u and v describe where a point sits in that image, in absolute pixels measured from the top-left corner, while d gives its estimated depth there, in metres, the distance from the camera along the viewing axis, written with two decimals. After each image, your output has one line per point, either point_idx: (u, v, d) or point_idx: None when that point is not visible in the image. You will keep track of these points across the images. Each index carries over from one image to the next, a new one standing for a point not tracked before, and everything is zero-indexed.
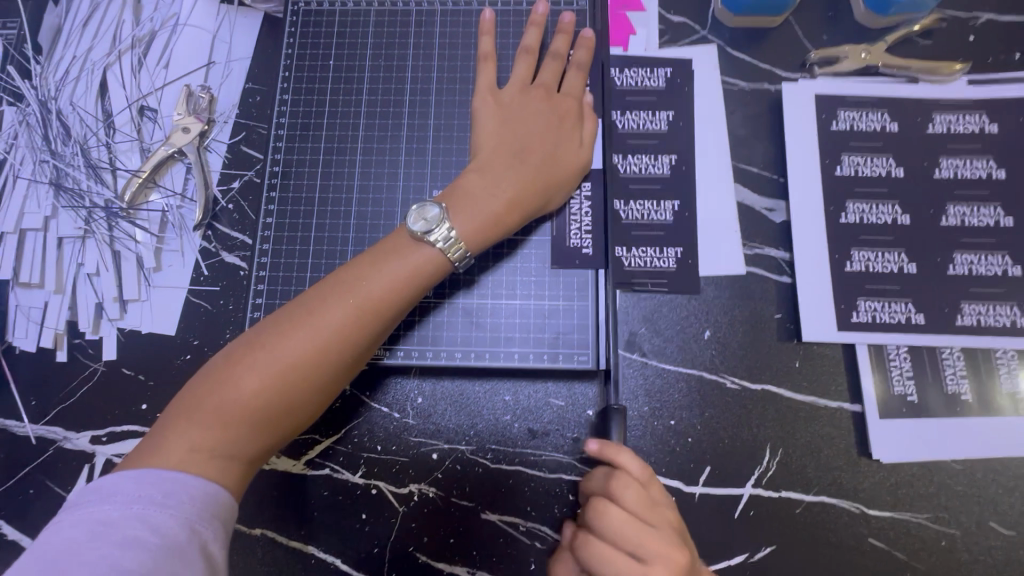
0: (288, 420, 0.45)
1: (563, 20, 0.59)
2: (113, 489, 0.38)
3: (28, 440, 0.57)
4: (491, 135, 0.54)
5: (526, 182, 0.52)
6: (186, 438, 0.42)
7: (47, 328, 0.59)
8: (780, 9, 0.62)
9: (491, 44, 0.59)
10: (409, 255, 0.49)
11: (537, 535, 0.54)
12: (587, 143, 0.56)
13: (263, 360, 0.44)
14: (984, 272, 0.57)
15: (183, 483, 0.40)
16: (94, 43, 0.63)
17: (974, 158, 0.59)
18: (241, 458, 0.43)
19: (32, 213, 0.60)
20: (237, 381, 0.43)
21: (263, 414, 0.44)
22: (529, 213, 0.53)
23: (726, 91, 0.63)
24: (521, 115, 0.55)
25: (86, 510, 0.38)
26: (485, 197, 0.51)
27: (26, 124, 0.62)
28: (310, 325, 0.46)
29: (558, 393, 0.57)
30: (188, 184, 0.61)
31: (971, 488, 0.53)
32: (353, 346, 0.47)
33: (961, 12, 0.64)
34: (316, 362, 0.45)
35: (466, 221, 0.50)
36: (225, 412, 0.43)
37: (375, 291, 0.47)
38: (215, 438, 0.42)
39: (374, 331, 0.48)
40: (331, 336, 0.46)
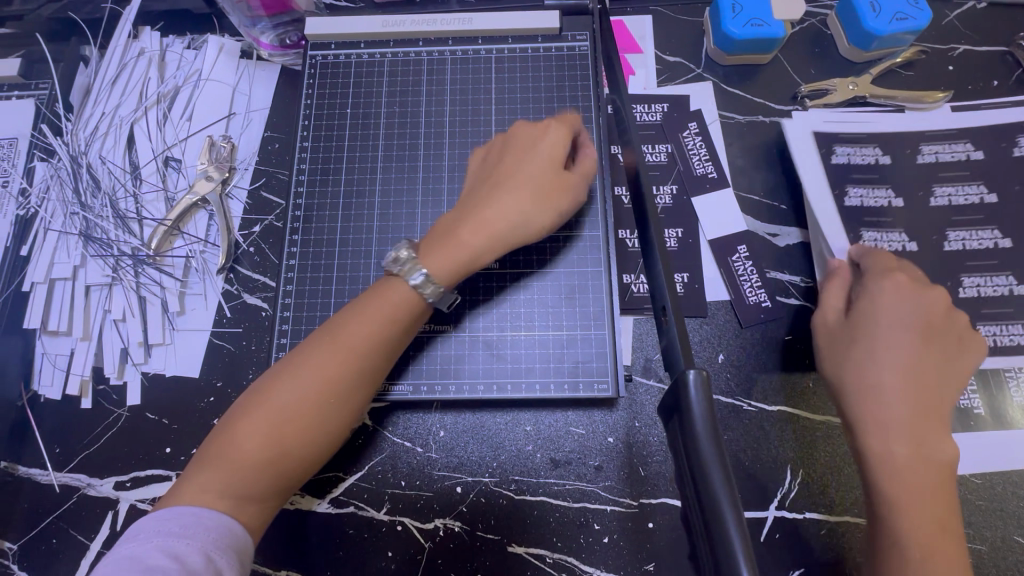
0: (288, 466, 0.45)
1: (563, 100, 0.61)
2: (141, 528, 0.41)
3: (52, 489, 0.57)
4: (474, 180, 0.55)
5: (498, 213, 0.51)
6: (194, 484, 0.43)
7: (73, 375, 0.60)
8: (770, 47, 0.66)
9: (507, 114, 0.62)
10: (392, 296, 0.49)
11: (564, 567, 0.54)
12: (576, 172, 0.54)
13: (257, 409, 0.45)
14: (993, 292, 0.59)
15: (200, 516, 0.41)
16: (121, 100, 0.67)
17: (967, 183, 0.62)
18: (251, 499, 0.44)
19: (61, 263, 0.62)
20: (233, 429, 0.44)
21: (261, 459, 0.44)
22: (501, 242, 0.52)
23: (724, 125, 0.67)
24: (509, 147, 0.56)
25: (121, 547, 0.40)
26: (454, 233, 0.51)
27: (58, 178, 0.64)
28: (303, 370, 0.46)
29: (578, 421, 0.58)
30: (211, 229, 0.64)
31: (992, 503, 0.54)
32: (346, 388, 0.47)
33: (939, 44, 0.68)
34: (310, 406, 0.45)
35: (432, 260, 0.50)
36: (227, 456, 0.44)
37: (362, 333, 0.48)
38: (223, 482, 0.43)
39: (365, 372, 0.48)
40: (322, 380, 0.46)
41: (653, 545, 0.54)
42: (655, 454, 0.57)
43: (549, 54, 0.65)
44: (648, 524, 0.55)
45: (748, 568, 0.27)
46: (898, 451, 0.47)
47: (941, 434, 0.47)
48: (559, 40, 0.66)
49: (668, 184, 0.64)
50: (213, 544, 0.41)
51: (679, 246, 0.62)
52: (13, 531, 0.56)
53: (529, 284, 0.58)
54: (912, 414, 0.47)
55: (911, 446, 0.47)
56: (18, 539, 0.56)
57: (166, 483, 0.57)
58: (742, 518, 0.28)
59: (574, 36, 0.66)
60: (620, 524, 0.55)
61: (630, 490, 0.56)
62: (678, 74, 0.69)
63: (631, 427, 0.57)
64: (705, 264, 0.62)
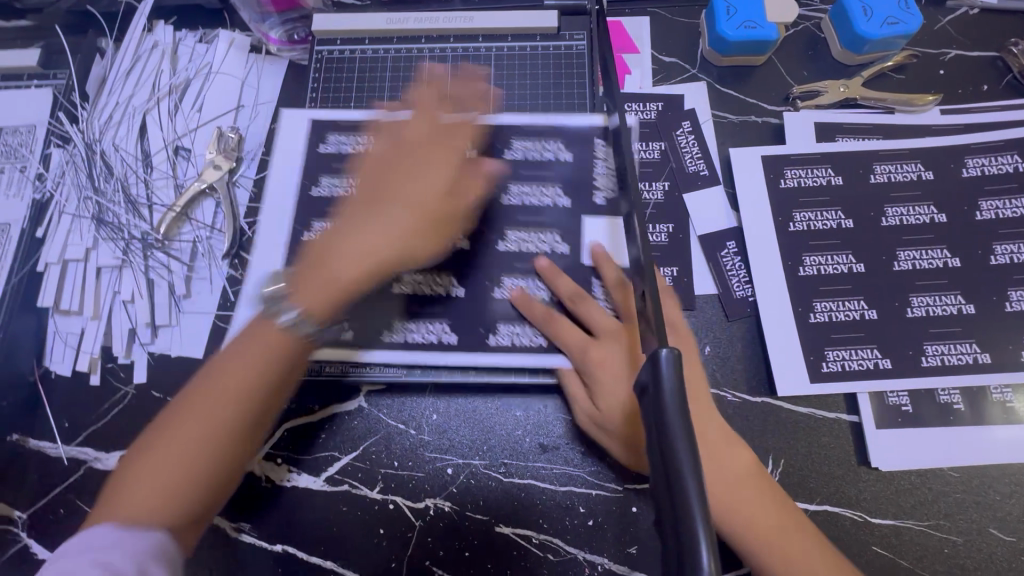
0: (203, 478, 0.44)
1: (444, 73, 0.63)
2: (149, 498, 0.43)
3: (61, 461, 0.60)
4: (376, 176, 0.55)
5: (403, 215, 0.52)
6: (122, 498, 0.42)
7: (83, 353, 0.62)
8: (763, 49, 0.67)
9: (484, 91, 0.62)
10: (330, 273, 0.49)
11: (549, 548, 0.56)
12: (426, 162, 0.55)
13: (204, 418, 0.44)
14: (940, 312, 0.59)
15: (134, 529, 0.41)
16: (135, 91, 0.69)
17: (917, 204, 0.63)
18: (176, 514, 0.43)
19: (74, 246, 0.64)
20: (168, 443, 0.43)
21: (193, 469, 0.43)
22: (427, 240, 0.53)
23: (717, 124, 0.68)
24: (406, 153, 0.56)
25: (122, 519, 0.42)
26: (381, 225, 0.51)
27: (73, 164, 0.67)
28: (251, 347, 0.46)
29: (567, 408, 0.60)
30: (217, 216, 0.66)
31: (968, 496, 0.55)
32: (260, 399, 0.45)
33: (931, 48, 0.70)
34: (239, 399, 0.44)
35: (356, 245, 0.50)
36: (149, 470, 0.43)
37: (233, 346, 0.46)
38: (155, 492, 0.42)
39: (313, 340, 0.48)
40: (185, 396, 0.45)
41: (636, 529, 0.56)
42: None
43: (548, 52, 0.67)
44: (632, 508, 0.56)
45: (703, 532, 0.29)
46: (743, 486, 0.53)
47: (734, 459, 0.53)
48: (557, 39, 0.68)
49: (660, 180, 0.66)
50: (159, 551, 0.41)
51: (669, 240, 0.64)
52: (23, 500, 0.59)
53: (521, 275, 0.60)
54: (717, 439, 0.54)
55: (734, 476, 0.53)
56: (28, 508, 0.58)
57: None
58: (701, 481, 0.30)
59: (572, 36, 0.68)
60: (605, 508, 0.57)
61: (615, 476, 0.57)
62: (673, 74, 0.71)
63: None
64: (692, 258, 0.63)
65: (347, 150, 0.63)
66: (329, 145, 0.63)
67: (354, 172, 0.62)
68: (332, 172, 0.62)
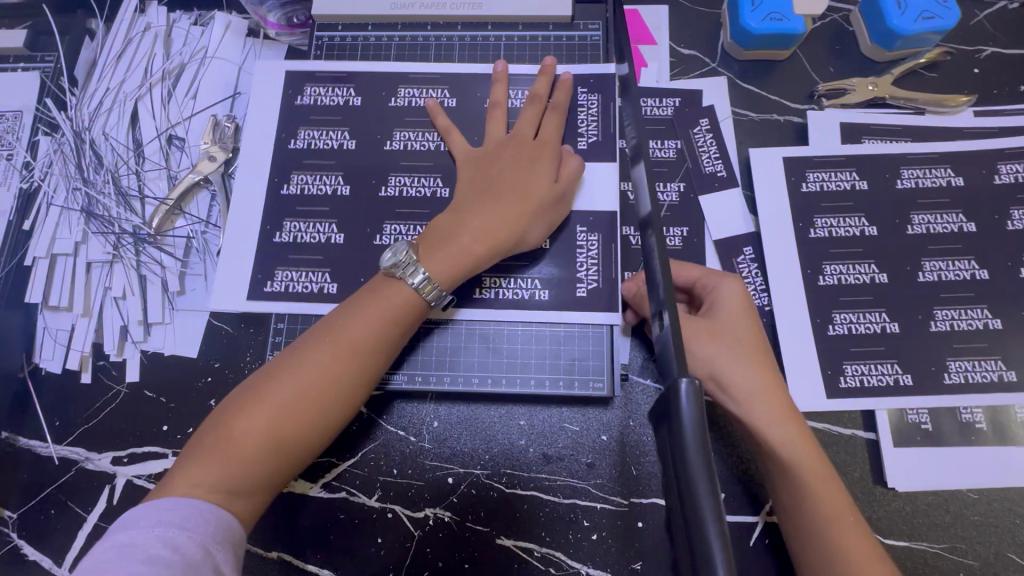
0: (285, 456, 0.45)
1: (545, 65, 0.60)
2: (139, 515, 0.41)
3: (51, 461, 0.58)
4: (471, 178, 0.56)
5: (500, 216, 0.52)
6: (186, 478, 0.43)
7: (73, 350, 0.60)
8: (788, 43, 0.64)
9: (502, 90, 0.60)
10: (389, 292, 0.50)
11: (552, 561, 0.54)
12: (564, 178, 0.55)
13: (280, 400, 0.45)
14: (966, 327, 0.57)
15: (196, 505, 0.42)
16: (126, 76, 0.66)
17: (945, 211, 0.60)
18: (241, 492, 0.44)
19: (63, 239, 0.62)
20: (243, 424, 0.44)
21: (267, 450, 0.44)
22: (503, 248, 0.53)
23: (737, 122, 0.65)
24: (497, 163, 0.55)
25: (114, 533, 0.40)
26: (456, 233, 0.52)
27: (61, 153, 0.64)
28: (327, 347, 0.47)
29: (573, 418, 0.58)
30: (212, 210, 0.63)
31: (987, 519, 0.53)
32: (349, 385, 0.48)
33: (967, 45, 0.66)
34: (307, 404, 0.46)
35: (437, 259, 0.50)
36: (222, 449, 0.44)
37: (364, 331, 0.48)
38: (214, 474, 0.43)
39: (371, 355, 0.49)
40: (327, 376, 0.47)
41: (641, 544, 0.54)
42: (647, 454, 0.56)
43: (561, 42, 0.64)
44: (638, 523, 0.55)
45: None
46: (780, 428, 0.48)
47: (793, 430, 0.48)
48: (571, 29, 0.64)
49: (675, 181, 0.62)
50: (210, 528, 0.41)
51: (683, 245, 0.61)
52: (12, 501, 0.57)
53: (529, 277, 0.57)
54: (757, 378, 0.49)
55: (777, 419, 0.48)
56: (18, 508, 0.57)
57: (162, 461, 0.58)
58: (726, 533, 0.28)
59: (586, 25, 0.64)
60: (609, 522, 0.55)
61: (621, 489, 0.56)
62: (692, 67, 0.67)
63: (625, 427, 0.57)
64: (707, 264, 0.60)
65: (318, 145, 0.62)
66: (300, 140, 0.62)
67: (326, 167, 0.61)
68: (303, 168, 0.61)
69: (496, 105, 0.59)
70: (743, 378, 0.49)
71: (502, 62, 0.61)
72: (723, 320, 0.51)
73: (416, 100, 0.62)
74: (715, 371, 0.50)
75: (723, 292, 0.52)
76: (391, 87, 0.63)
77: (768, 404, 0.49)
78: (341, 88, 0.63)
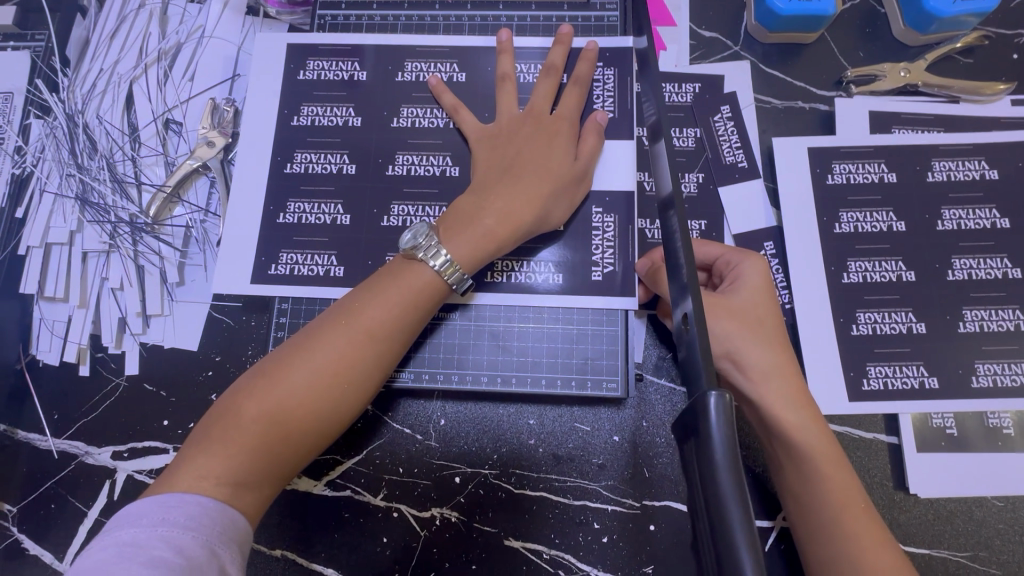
0: (294, 446, 0.44)
1: (559, 34, 0.57)
2: (139, 512, 0.39)
3: (51, 455, 0.57)
4: (488, 156, 0.54)
5: (521, 197, 0.51)
6: (192, 469, 0.41)
7: (70, 342, 0.58)
8: (817, 25, 0.60)
9: (509, 61, 0.57)
10: (407, 278, 0.48)
11: (561, 564, 0.53)
12: (584, 156, 0.54)
13: (289, 388, 0.43)
14: (996, 328, 0.54)
15: (203, 505, 0.40)
16: (120, 56, 0.63)
17: (977, 206, 0.57)
18: (250, 486, 0.42)
19: (57, 228, 0.60)
20: (251, 411, 0.43)
21: (276, 439, 0.43)
22: (526, 230, 0.51)
23: (760, 109, 0.62)
24: (515, 139, 0.53)
25: (112, 533, 0.38)
26: (477, 216, 0.50)
27: (54, 137, 0.62)
28: (338, 334, 0.46)
29: (584, 417, 0.56)
30: (212, 198, 0.61)
31: (1011, 527, 0.51)
32: (361, 374, 0.46)
33: (1006, 29, 0.62)
34: (320, 392, 0.44)
35: (459, 243, 0.49)
36: (230, 439, 0.42)
37: (377, 318, 0.47)
38: (222, 464, 0.41)
39: (384, 341, 0.47)
40: (338, 364, 0.45)
41: (653, 548, 0.53)
42: (661, 456, 0.55)
43: (575, 23, 0.61)
44: (649, 526, 0.53)
45: None
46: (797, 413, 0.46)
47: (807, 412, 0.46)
48: (587, 9, 0.61)
49: (694, 171, 0.60)
50: (216, 532, 0.39)
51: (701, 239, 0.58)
52: (12, 495, 0.56)
53: (541, 273, 0.55)
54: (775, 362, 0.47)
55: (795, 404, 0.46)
56: (18, 503, 0.56)
57: (163, 456, 0.56)
58: (759, 556, 0.26)
59: (603, 5, 0.61)
60: (621, 524, 0.53)
61: (632, 491, 0.54)
62: (713, 50, 0.64)
63: (638, 428, 0.55)
64: None
65: (322, 123, 0.59)
66: (304, 117, 0.59)
67: (330, 144, 0.58)
68: (306, 147, 0.58)
69: (506, 77, 0.56)
70: (756, 358, 0.47)
71: (505, 29, 0.58)
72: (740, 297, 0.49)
73: (423, 74, 0.60)
74: (733, 351, 0.47)
75: (749, 271, 0.50)
76: (398, 61, 0.60)
77: (783, 383, 0.47)
78: (347, 62, 0.60)
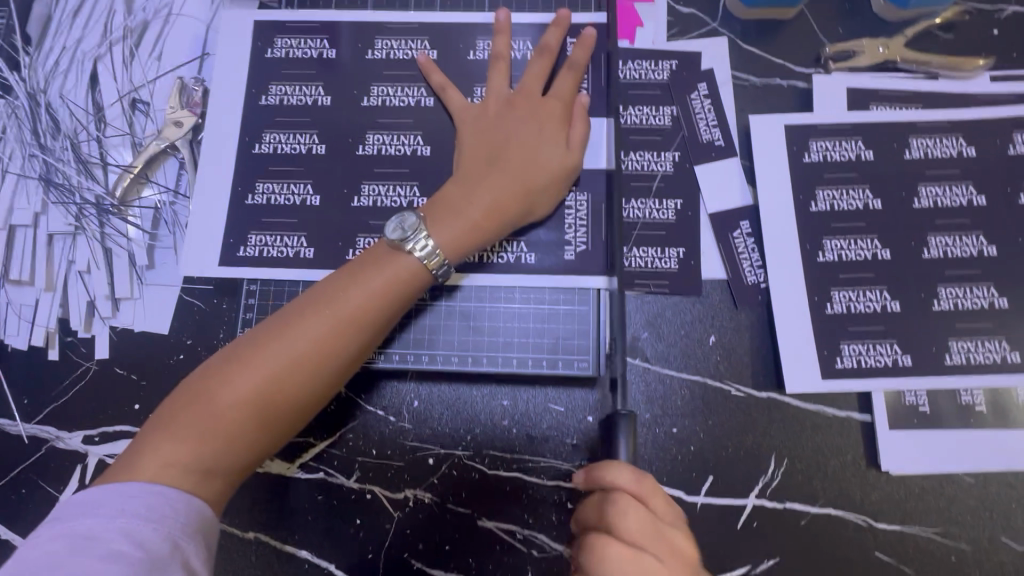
0: (268, 432, 0.44)
1: (558, 15, 0.56)
2: (97, 501, 0.38)
3: (20, 439, 0.56)
4: (472, 140, 0.53)
5: (507, 188, 0.50)
6: (158, 454, 0.40)
7: (38, 326, 0.58)
8: (795, 0, 0.59)
9: (506, 42, 0.56)
10: (387, 266, 0.47)
11: (534, 543, 0.53)
12: (574, 146, 0.53)
13: (263, 375, 0.43)
14: (970, 306, 0.54)
15: (164, 494, 0.39)
16: (84, 34, 0.62)
17: (953, 184, 0.56)
18: (217, 473, 0.42)
19: (21, 210, 0.59)
20: (221, 398, 0.42)
21: (248, 425, 0.43)
22: (510, 220, 0.51)
23: (737, 87, 0.61)
24: (501, 124, 0.53)
25: (66, 525, 0.37)
26: (462, 206, 0.50)
27: (17, 117, 0.60)
28: (317, 320, 0.45)
29: (558, 398, 0.55)
30: (181, 179, 0.60)
31: (982, 503, 0.52)
32: (339, 362, 0.46)
33: (986, 4, 0.61)
34: (295, 386, 0.44)
35: (443, 231, 0.49)
36: (200, 424, 0.41)
37: (356, 304, 0.46)
38: (190, 451, 0.41)
39: (365, 330, 0.46)
40: (317, 352, 0.44)
41: None
42: None
43: None
44: None
45: None
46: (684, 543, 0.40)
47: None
48: None
49: (670, 150, 0.59)
50: (176, 517, 0.39)
51: (676, 218, 0.58)
52: None
53: (512, 253, 0.55)
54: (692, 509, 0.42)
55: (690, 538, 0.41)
56: None
57: None
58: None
59: None
60: None
61: None
62: (691, 26, 0.62)
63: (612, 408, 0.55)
64: (702, 238, 0.57)
65: (291, 102, 0.58)
66: (271, 96, 0.58)
67: (299, 124, 0.57)
68: (276, 126, 0.57)
69: (499, 57, 0.56)
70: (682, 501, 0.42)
71: (505, 9, 0.57)
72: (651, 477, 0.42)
73: (394, 52, 0.58)
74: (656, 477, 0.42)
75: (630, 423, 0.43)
76: (369, 38, 0.59)
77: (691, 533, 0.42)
78: (315, 39, 0.59)
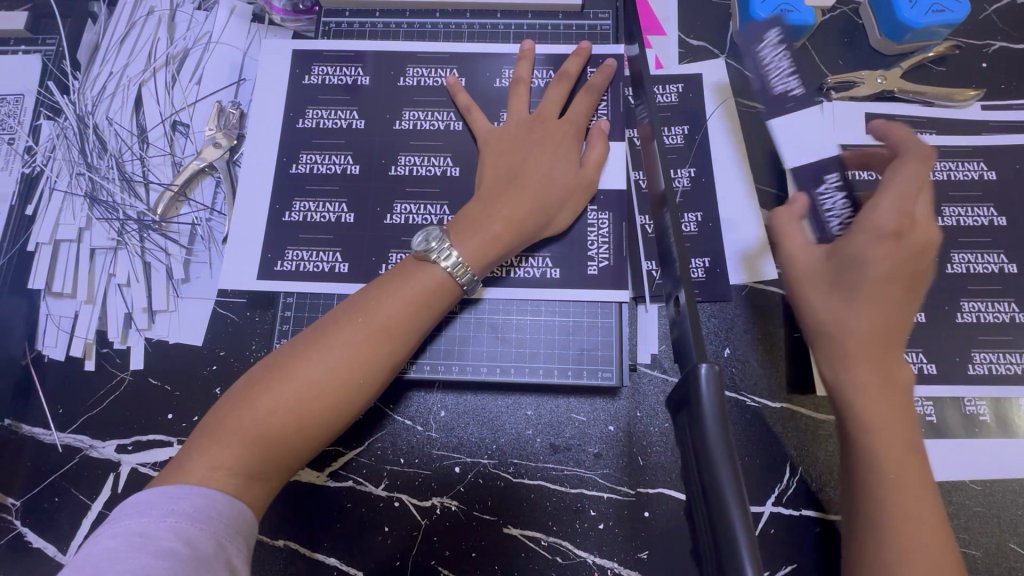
0: (306, 439, 0.45)
1: (579, 46, 0.61)
2: (149, 503, 0.40)
3: (54, 449, 0.58)
4: (494, 160, 0.56)
5: (528, 204, 0.53)
6: (205, 458, 0.42)
7: (77, 337, 0.60)
8: (796, 35, 0.63)
9: (528, 68, 0.60)
10: (419, 277, 0.50)
11: (558, 550, 0.54)
12: (589, 165, 0.56)
13: (301, 381, 0.45)
14: (993, 319, 0.57)
15: (210, 496, 0.41)
16: (129, 60, 0.65)
17: (976, 205, 0.60)
18: (259, 479, 0.43)
19: (66, 225, 0.61)
20: (261, 405, 0.44)
21: (285, 431, 0.44)
22: (530, 233, 0.54)
23: (745, 114, 0.65)
24: (523, 145, 0.56)
25: (121, 524, 0.39)
26: (487, 221, 0.52)
27: (64, 137, 0.63)
28: (352, 329, 0.47)
29: (580, 408, 0.58)
30: (217, 197, 0.63)
31: (989, 510, 0.54)
32: (374, 369, 0.47)
33: (974, 40, 0.66)
34: (333, 387, 0.45)
35: (469, 244, 0.51)
36: (242, 430, 0.43)
37: (390, 314, 0.48)
38: (233, 455, 0.42)
39: (398, 338, 0.48)
40: (353, 358, 0.46)
41: (648, 534, 0.54)
42: (654, 444, 0.56)
43: (570, 31, 0.64)
44: (644, 513, 0.55)
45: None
46: (869, 379, 0.46)
47: (899, 366, 0.48)
48: (580, 17, 0.64)
49: (686, 166, 0.62)
50: (220, 518, 0.40)
51: (699, 230, 0.61)
52: (15, 489, 0.57)
53: (536, 269, 0.57)
54: (879, 336, 0.48)
55: (881, 376, 0.47)
56: (21, 496, 0.56)
57: (167, 449, 0.57)
58: (752, 531, 0.27)
59: (596, 14, 0.64)
60: (616, 511, 0.55)
61: (628, 479, 0.56)
62: (702, 57, 0.67)
63: (632, 418, 0.57)
64: (726, 248, 0.60)
65: (327, 125, 0.61)
66: (309, 119, 0.61)
67: (334, 146, 0.60)
68: (313, 147, 0.60)
69: (520, 82, 0.59)
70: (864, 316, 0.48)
71: (529, 40, 0.62)
72: (832, 298, 0.50)
73: (424, 79, 0.62)
74: (843, 316, 0.49)
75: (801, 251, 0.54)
76: (401, 67, 0.62)
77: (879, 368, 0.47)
78: (349, 67, 0.63)
